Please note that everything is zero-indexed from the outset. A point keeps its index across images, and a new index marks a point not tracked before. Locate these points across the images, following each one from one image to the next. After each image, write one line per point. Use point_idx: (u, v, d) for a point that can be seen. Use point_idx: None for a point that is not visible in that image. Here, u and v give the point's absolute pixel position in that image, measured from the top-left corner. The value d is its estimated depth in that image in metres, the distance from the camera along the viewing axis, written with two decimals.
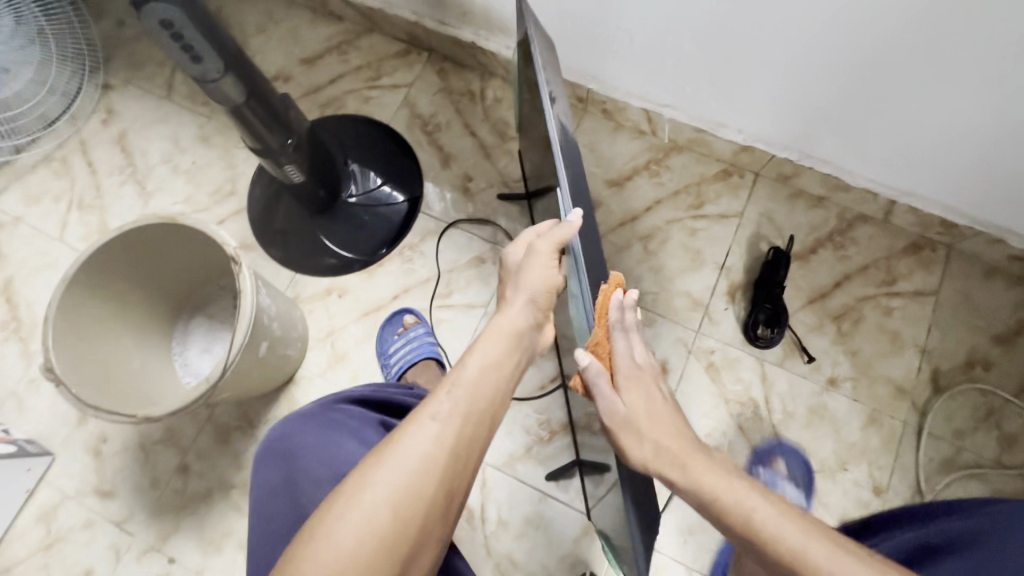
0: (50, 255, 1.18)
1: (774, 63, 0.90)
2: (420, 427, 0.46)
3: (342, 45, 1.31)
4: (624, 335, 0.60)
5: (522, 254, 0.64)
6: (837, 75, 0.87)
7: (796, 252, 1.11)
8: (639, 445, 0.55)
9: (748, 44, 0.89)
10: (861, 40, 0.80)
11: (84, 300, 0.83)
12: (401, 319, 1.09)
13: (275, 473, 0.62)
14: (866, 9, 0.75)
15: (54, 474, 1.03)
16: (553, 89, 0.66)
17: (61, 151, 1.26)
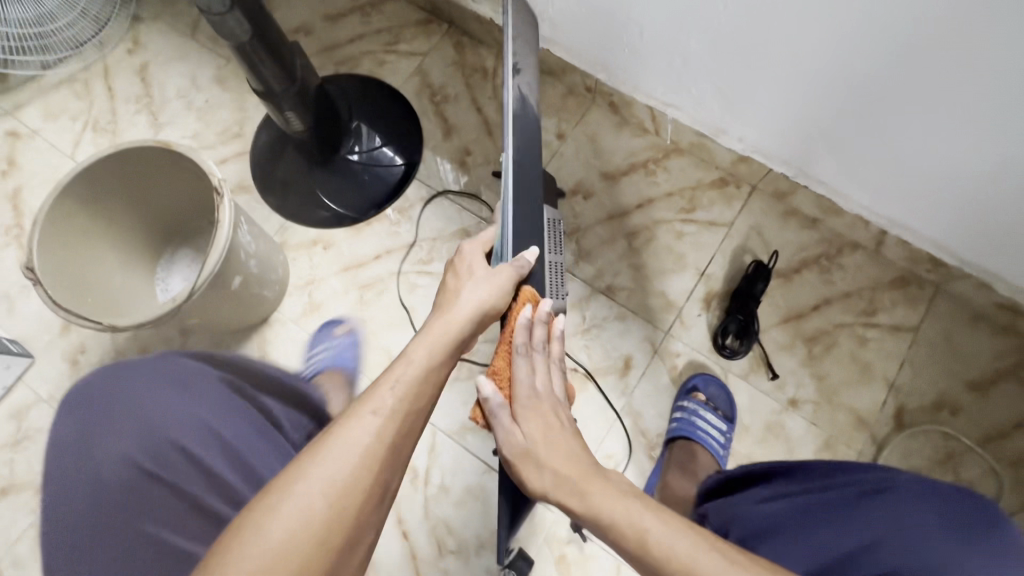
0: (60, 170, 1.23)
1: (774, 73, 0.90)
2: (360, 421, 0.53)
3: (366, 6, 1.32)
4: (526, 363, 0.72)
5: (472, 265, 0.76)
6: (833, 93, 0.87)
7: (780, 269, 1.10)
8: (538, 472, 0.66)
9: (750, 49, 0.89)
10: (855, 60, 0.80)
11: (73, 210, 0.86)
12: (335, 324, 1.09)
13: (85, 420, 0.61)
14: (861, 28, 0.76)
15: (31, 376, 1.08)
16: (520, 63, 0.77)
17: (85, 74, 1.31)
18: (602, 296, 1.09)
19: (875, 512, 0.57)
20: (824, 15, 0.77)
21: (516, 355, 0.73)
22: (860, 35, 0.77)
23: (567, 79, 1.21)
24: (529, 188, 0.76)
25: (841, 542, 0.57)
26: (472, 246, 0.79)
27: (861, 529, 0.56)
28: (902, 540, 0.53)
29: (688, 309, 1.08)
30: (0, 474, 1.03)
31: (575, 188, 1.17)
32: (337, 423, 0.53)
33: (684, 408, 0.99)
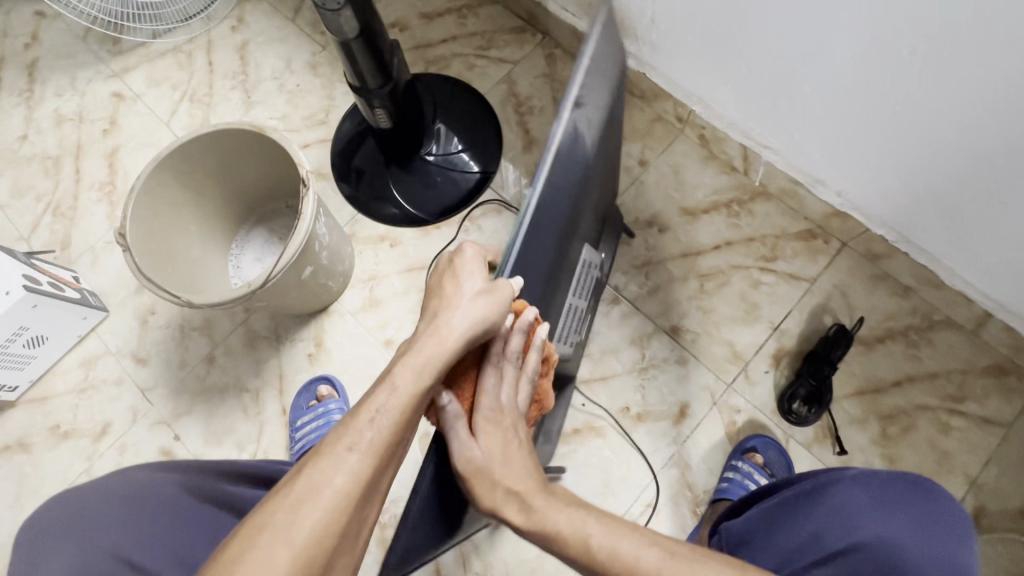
0: (156, 135, 1.29)
1: (880, 124, 0.84)
2: (336, 460, 0.49)
3: (463, 8, 1.32)
4: (495, 373, 0.62)
5: (468, 271, 0.62)
6: (943, 153, 0.81)
7: (861, 336, 1.03)
8: (494, 493, 0.58)
9: (858, 98, 0.83)
10: (969, 118, 0.74)
11: (165, 182, 0.89)
12: (317, 388, 1.06)
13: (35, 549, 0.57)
14: (981, 83, 0.70)
15: (104, 328, 1.13)
16: (584, 95, 0.63)
17: (190, 45, 1.36)
18: (665, 336, 1.05)
19: (833, 505, 0.67)
20: (972, 79, 0.70)
21: (490, 363, 0.62)
22: (1007, 106, 0.70)
23: (658, 105, 1.17)
24: (545, 227, 0.63)
25: (799, 541, 0.68)
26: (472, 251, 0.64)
27: (822, 519, 0.68)
28: (850, 534, 0.65)
29: (756, 364, 1.02)
30: (65, 417, 1.09)
31: (651, 219, 1.13)
32: (312, 463, 0.49)
33: (739, 471, 0.93)
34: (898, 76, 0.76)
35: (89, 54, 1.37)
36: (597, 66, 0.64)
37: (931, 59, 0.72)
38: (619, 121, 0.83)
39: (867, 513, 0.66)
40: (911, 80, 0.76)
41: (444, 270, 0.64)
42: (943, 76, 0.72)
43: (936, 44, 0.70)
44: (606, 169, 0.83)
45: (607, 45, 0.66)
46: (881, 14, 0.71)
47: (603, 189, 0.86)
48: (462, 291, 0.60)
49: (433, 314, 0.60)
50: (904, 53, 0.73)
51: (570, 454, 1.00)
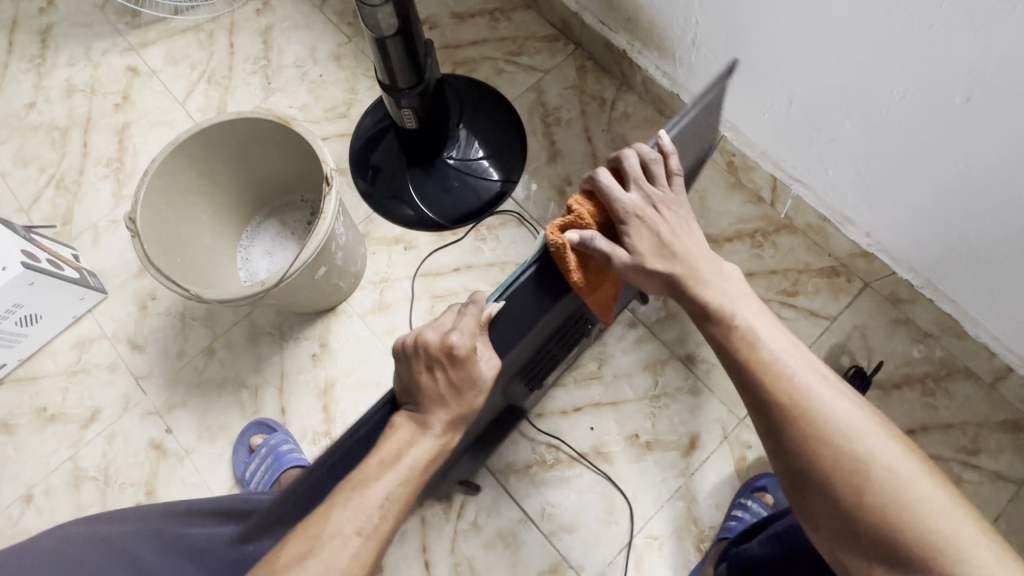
0: (169, 114, 1.25)
1: (916, 163, 0.82)
2: (343, 541, 0.51)
3: (496, 11, 1.29)
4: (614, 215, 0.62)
5: (471, 368, 0.58)
6: (979, 197, 0.79)
7: (879, 380, 1.01)
8: (652, 276, 0.62)
9: (896, 134, 0.82)
10: (1007, 160, 0.73)
11: (180, 168, 0.86)
12: (250, 438, 1.00)
13: None
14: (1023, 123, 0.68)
15: (101, 311, 1.09)
16: None
17: (211, 25, 1.32)
18: (680, 364, 1.03)
19: None
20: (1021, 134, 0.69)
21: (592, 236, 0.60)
22: None
23: None
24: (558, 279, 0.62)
25: None
26: (462, 336, 0.57)
27: None
28: None
29: None
30: (53, 401, 1.04)
31: None
32: (316, 547, 0.51)
33: (748, 511, 0.91)
34: (941, 114, 0.75)
35: (106, 24, 1.33)
36: (680, 145, 0.70)
37: (983, 110, 0.70)
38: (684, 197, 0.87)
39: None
40: (954, 118, 0.74)
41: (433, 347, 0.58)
42: (988, 118, 0.71)
43: (991, 94, 0.68)
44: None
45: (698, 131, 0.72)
46: (937, 58, 0.70)
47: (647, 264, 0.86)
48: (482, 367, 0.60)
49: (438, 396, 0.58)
50: (956, 101, 0.72)
51: (574, 479, 0.97)
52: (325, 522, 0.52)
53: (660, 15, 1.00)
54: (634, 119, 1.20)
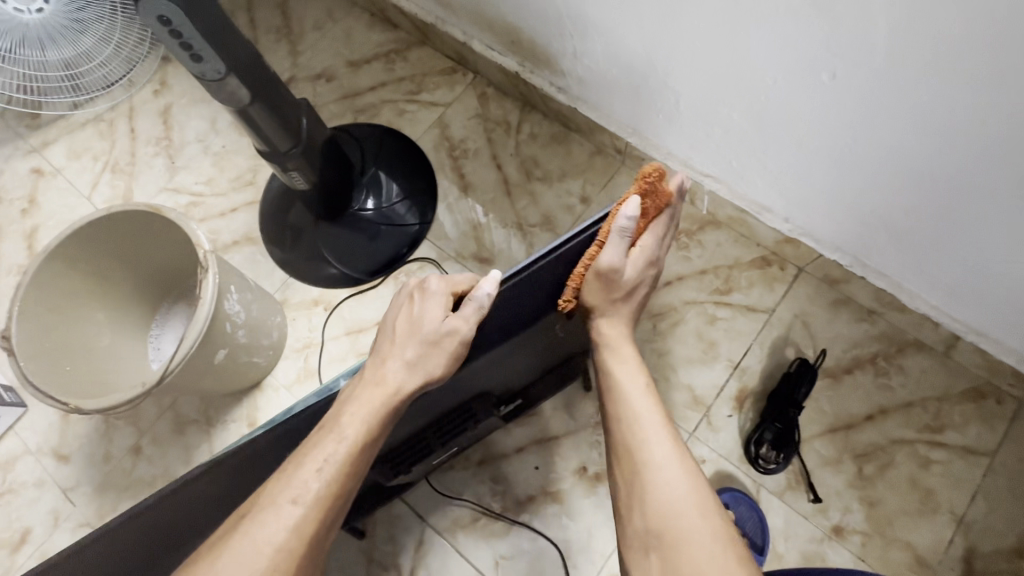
0: (77, 211, 1.23)
1: (804, 143, 0.79)
2: (278, 513, 0.53)
3: (392, 53, 1.29)
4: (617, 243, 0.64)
5: (430, 314, 0.65)
6: (871, 169, 0.76)
7: (828, 368, 0.96)
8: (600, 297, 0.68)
9: (781, 117, 0.78)
10: (884, 129, 0.70)
11: (62, 273, 0.84)
12: None
13: None
14: (890, 89, 0.65)
15: (23, 425, 1.05)
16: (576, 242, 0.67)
17: (111, 114, 1.31)
18: None
19: None
20: (890, 101, 0.66)
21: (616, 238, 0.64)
22: (937, 127, 0.65)
23: (595, 138, 1.13)
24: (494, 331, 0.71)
25: None
26: (438, 282, 0.67)
27: None
28: None
29: (719, 408, 0.95)
30: None
31: None
32: (254, 511, 0.54)
33: None
34: (813, 92, 0.71)
35: (8, 130, 1.32)
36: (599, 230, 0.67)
37: (850, 82, 0.67)
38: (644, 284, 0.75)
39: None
40: (825, 94, 0.71)
41: (409, 297, 0.68)
42: (857, 90, 0.67)
43: (853, 68, 0.65)
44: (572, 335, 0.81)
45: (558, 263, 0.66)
46: (792, 38, 0.67)
47: (535, 356, 0.82)
48: (411, 339, 0.65)
49: (381, 357, 0.65)
50: (824, 77, 0.69)
51: (525, 526, 0.91)
52: (263, 495, 0.55)
53: (538, 33, 0.99)
54: (542, 138, 1.17)
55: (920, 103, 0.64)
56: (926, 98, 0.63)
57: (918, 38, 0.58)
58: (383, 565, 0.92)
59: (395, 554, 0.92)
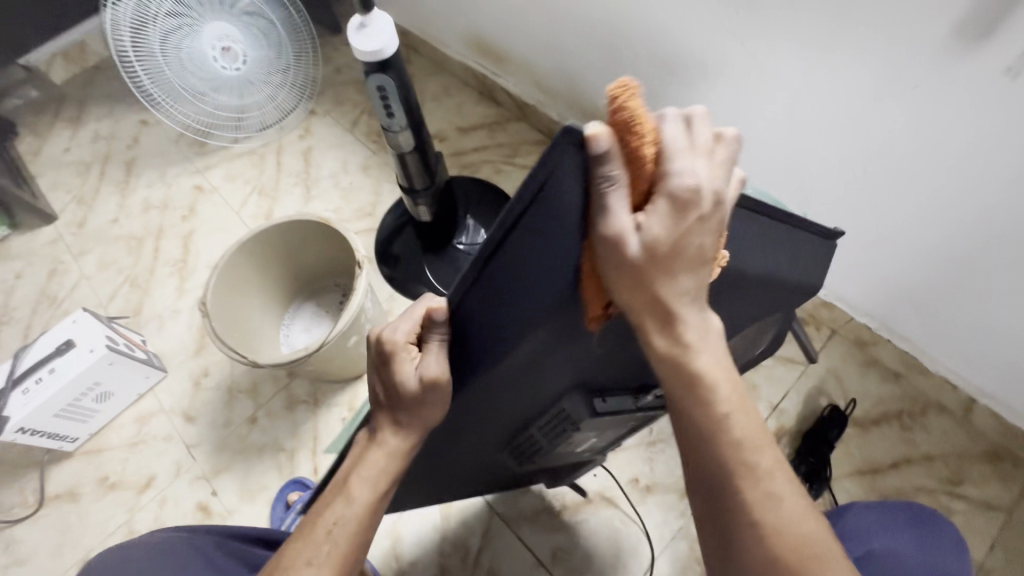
0: (226, 222, 1.50)
1: (843, 222, 1.00)
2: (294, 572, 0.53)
3: (494, 124, 1.57)
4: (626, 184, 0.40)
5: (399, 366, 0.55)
6: (896, 246, 0.95)
7: (857, 419, 1.10)
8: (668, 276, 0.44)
9: (824, 199, 1.00)
10: (909, 215, 0.90)
11: (244, 262, 1.08)
12: (288, 496, 1.11)
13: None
14: (913, 183, 0.86)
15: (161, 388, 1.26)
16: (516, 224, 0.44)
17: (264, 149, 1.62)
18: None
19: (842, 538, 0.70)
20: (912, 192, 0.87)
21: (619, 176, 0.40)
22: (949, 214, 0.85)
23: None
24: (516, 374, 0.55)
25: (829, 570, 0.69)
26: (406, 329, 0.56)
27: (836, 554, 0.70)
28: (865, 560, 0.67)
29: None
30: (115, 470, 1.17)
31: None
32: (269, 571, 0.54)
33: None
34: (852, 181, 0.94)
35: (180, 154, 1.64)
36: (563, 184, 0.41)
37: (881, 176, 0.89)
38: (750, 251, 0.55)
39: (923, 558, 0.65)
40: (862, 184, 0.93)
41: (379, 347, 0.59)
42: (887, 182, 0.89)
43: (883, 165, 0.88)
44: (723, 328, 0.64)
45: (526, 250, 0.44)
46: (835, 140, 0.91)
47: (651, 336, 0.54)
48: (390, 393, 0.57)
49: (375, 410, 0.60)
50: (860, 171, 0.92)
51: (582, 525, 1.04)
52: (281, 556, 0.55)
53: None
54: None
55: (936, 195, 0.85)
56: (941, 190, 0.84)
57: (933, 145, 0.81)
58: (454, 545, 1.04)
59: (465, 535, 1.05)
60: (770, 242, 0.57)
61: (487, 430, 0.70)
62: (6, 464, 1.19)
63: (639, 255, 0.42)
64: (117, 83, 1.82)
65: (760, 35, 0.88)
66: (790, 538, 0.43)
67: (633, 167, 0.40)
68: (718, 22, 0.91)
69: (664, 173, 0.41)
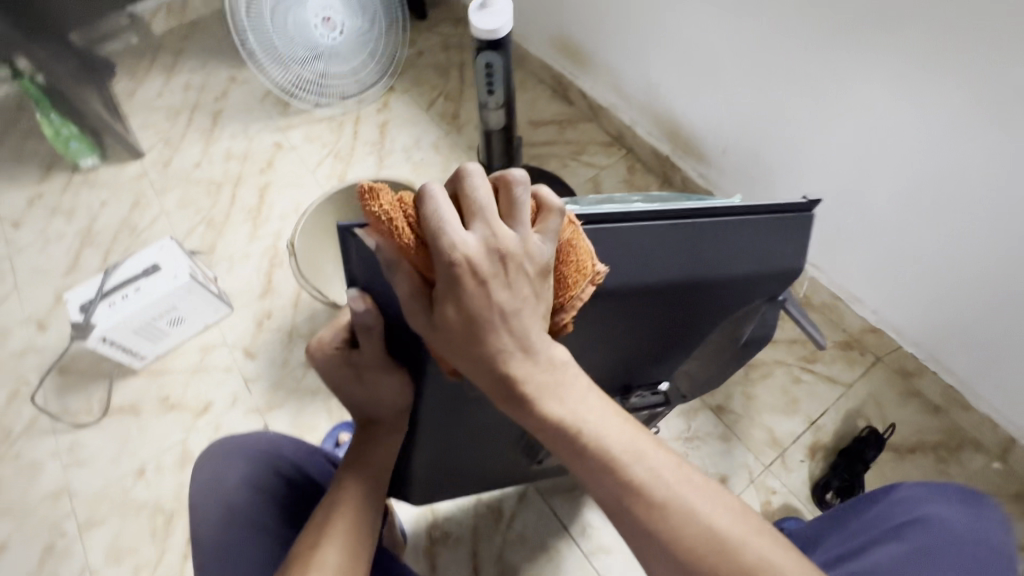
0: (301, 179, 1.58)
1: (903, 251, 1.03)
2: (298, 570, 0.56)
3: (565, 121, 1.64)
4: (404, 274, 0.45)
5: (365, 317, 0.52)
6: (954, 281, 0.98)
7: (893, 444, 1.12)
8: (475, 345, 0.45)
9: (887, 226, 1.03)
10: (973, 250, 0.93)
11: (329, 212, 1.15)
12: (337, 436, 1.15)
13: (215, 482, 0.70)
14: (982, 219, 0.90)
15: (225, 323, 1.33)
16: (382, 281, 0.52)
17: (342, 117, 1.71)
18: (710, 413, 1.16)
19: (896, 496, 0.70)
20: (979, 227, 0.91)
21: (390, 265, 0.45)
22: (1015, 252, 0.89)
23: None
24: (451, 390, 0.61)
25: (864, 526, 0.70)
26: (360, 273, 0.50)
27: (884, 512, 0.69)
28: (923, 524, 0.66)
29: (794, 452, 1.12)
30: (176, 391, 1.24)
31: None
32: None
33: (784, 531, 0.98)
34: (920, 211, 0.97)
35: (264, 112, 1.73)
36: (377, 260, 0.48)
37: (951, 207, 0.93)
38: (678, 247, 0.52)
39: (971, 527, 0.66)
40: (930, 215, 0.96)
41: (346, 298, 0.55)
42: (955, 216, 0.93)
43: (955, 196, 0.91)
44: (698, 318, 0.59)
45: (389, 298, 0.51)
46: (908, 168, 0.95)
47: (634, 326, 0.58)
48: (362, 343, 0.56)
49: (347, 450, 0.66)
50: (929, 200, 0.95)
51: None
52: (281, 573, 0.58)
53: (698, 131, 1.30)
54: None
55: (1005, 231, 0.88)
56: (1010, 227, 0.87)
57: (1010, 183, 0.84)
58: (488, 507, 1.08)
59: (500, 499, 1.09)
60: (704, 237, 0.52)
61: (480, 440, 0.73)
62: (77, 372, 1.28)
63: (439, 334, 0.45)
64: (211, 40, 1.93)
65: (852, 60, 0.92)
66: (689, 525, 0.42)
67: (399, 250, 0.44)
68: (812, 44, 0.96)
69: (432, 247, 0.42)
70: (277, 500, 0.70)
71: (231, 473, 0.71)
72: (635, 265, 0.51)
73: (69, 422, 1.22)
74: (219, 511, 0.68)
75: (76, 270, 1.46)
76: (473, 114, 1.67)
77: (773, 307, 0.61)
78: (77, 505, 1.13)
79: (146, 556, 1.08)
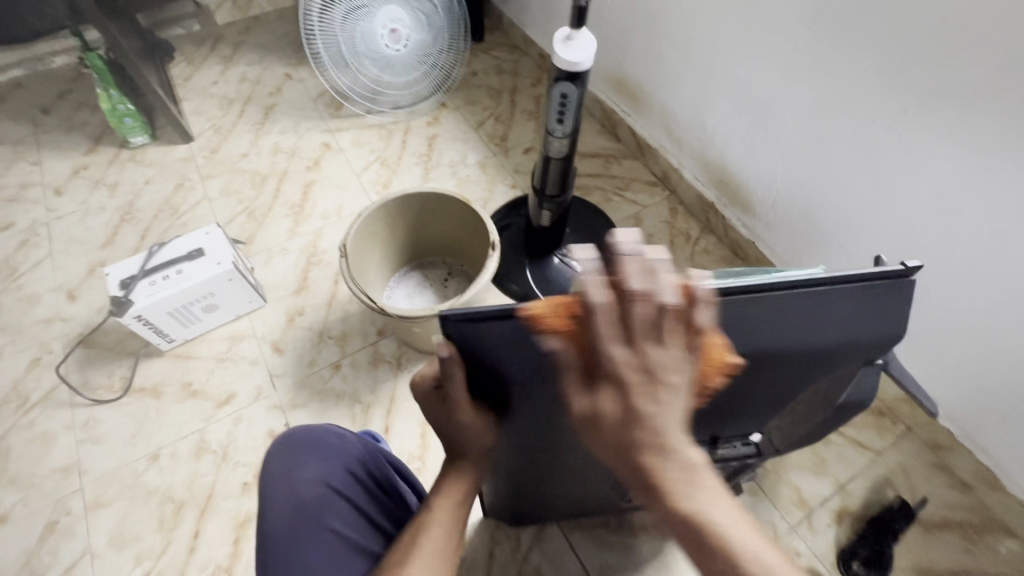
0: (346, 181, 1.59)
1: (952, 326, 1.03)
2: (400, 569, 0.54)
3: (610, 156, 1.66)
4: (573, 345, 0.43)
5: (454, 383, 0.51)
6: (1002, 363, 0.98)
7: (922, 519, 1.10)
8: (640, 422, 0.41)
9: (937, 299, 1.03)
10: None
11: (381, 218, 1.15)
12: None
13: (294, 475, 0.68)
14: None
15: (257, 314, 1.32)
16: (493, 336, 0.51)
17: (392, 126, 1.73)
18: None
19: None
20: None
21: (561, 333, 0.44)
22: None
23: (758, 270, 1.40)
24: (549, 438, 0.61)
25: None
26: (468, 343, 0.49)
27: None
28: None
29: (821, 515, 1.10)
30: (200, 378, 1.23)
31: None
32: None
33: None
34: (975, 289, 0.96)
35: (315, 112, 1.76)
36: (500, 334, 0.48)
37: (1008, 290, 0.92)
38: (791, 328, 0.51)
39: None
40: (985, 294, 0.95)
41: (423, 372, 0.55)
42: (1011, 300, 0.92)
43: (1013, 279, 0.91)
44: (798, 382, 0.60)
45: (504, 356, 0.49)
46: (968, 245, 0.95)
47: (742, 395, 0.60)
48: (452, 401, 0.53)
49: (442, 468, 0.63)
50: (987, 280, 0.94)
51: (635, 549, 1.05)
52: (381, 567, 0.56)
53: (748, 182, 1.32)
54: (713, 255, 1.47)
55: None
56: None
57: None
58: (506, 536, 1.06)
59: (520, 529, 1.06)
60: (802, 313, 0.51)
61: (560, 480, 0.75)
62: (104, 347, 1.26)
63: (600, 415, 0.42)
64: (271, 36, 1.97)
65: (921, 138, 0.93)
66: None
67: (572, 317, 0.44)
68: (881, 112, 0.97)
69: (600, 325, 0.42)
70: (356, 505, 0.68)
71: (313, 469, 0.68)
72: (738, 334, 0.51)
73: (88, 396, 1.20)
74: (297, 506, 0.65)
75: (112, 243, 1.46)
76: (521, 138, 1.70)
77: (869, 370, 0.61)
78: (86, 483, 1.11)
79: (151, 545, 1.05)
